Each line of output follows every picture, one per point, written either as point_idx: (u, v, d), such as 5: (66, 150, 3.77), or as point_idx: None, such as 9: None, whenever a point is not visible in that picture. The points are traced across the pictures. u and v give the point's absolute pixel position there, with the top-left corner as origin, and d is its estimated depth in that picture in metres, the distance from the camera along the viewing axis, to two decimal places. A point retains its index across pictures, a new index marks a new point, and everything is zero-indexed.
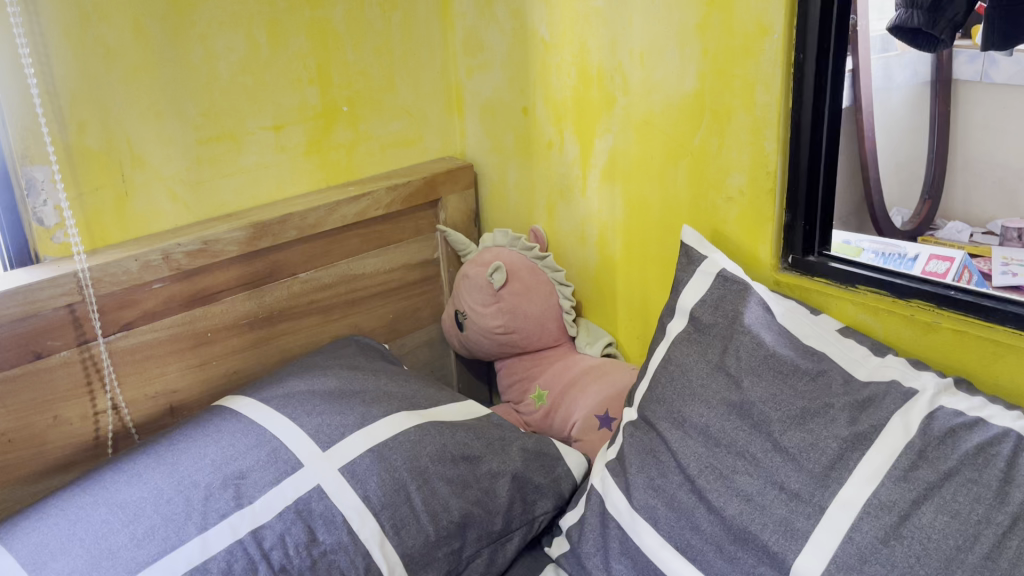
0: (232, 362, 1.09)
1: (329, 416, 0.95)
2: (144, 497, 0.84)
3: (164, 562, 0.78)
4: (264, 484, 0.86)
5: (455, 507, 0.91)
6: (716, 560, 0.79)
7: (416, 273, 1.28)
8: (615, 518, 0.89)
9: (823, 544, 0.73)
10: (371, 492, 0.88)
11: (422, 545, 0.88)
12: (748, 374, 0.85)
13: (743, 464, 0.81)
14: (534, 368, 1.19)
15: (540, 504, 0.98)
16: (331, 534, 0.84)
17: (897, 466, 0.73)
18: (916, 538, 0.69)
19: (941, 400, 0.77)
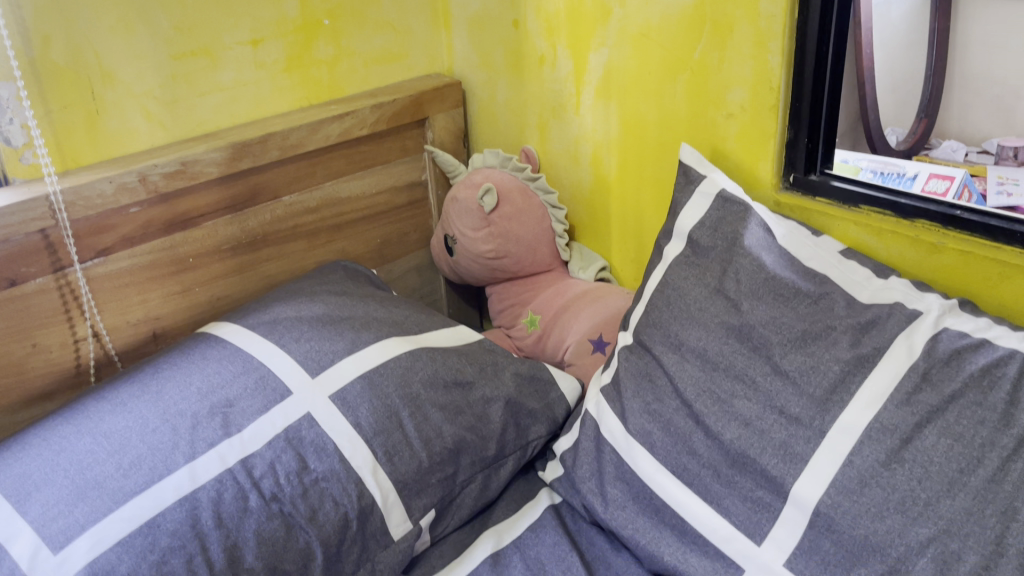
0: (217, 289, 1.06)
1: (318, 342, 0.92)
2: (130, 426, 0.82)
3: (152, 493, 0.76)
4: (252, 412, 0.84)
5: (448, 434, 0.90)
6: (713, 484, 0.79)
7: (403, 195, 1.24)
8: (610, 443, 0.88)
9: (823, 467, 0.72)
10: (362, 418, 0.86)
11: (415, 472, 0.87)
12: (748, 297, 0.83)
13: (742, 388, 0.79)
14: (525, 293, 1.17)
15: (533, 430, 0.97)
16: (323, 462, 0.83)
17: (900, 389, 0.71)
18: (918, 461, 0.68)
19: (946, 321, 0.75)
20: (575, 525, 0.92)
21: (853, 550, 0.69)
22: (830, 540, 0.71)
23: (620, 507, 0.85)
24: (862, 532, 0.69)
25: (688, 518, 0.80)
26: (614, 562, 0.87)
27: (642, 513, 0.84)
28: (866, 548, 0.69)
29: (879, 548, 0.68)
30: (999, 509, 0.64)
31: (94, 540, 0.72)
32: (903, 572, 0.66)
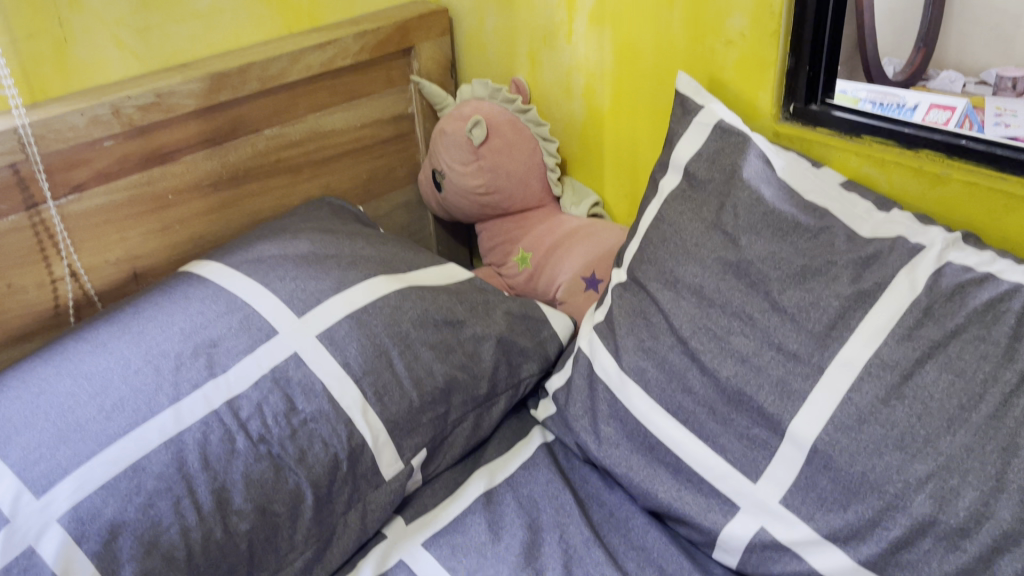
0: (198, 227, 1.02)
1: (303, 281, 0.90)
2: (111, 367, 0.79)
3: (136, 435, 0.74)
4: (237, 352, 0.82)
5: (439, 373, 0.88)
6: (709, 422, 0.78)
7: (390, 129, 1.20)
8: (604, 381, 0.87)
9: (821, 404, 0.71)
10: (351, 358, 0.84)
11: (407, 412, 0.85)
12: (746, 232, 0.81)
13: (739, 324, 0.78)
14: (516, 230, 1.14)
15: (526, 368, 0.96)
16: (311, 403, 0.81)
17: (901, 325, 0.70)
18: (918, 397, 0.67)
19: (950, 255, 0.73)
20: (568, 463, 0.92)
21: (851, 486, 0.69)
22: (827, 476, 0.70)
23: (614, 445, 0.85)
24: (859, 469, 0.68)
25: (683, 456, 0.79)
26: (607, 500, 0.87)
27: (635, 451, 0.83)
28: (864, 484, 0.68)
29: (876, 485, 0.67)
30: (1000, 446, 0.63)
31: (77, 483, 0.71)
32: (901, 508, 0.66)
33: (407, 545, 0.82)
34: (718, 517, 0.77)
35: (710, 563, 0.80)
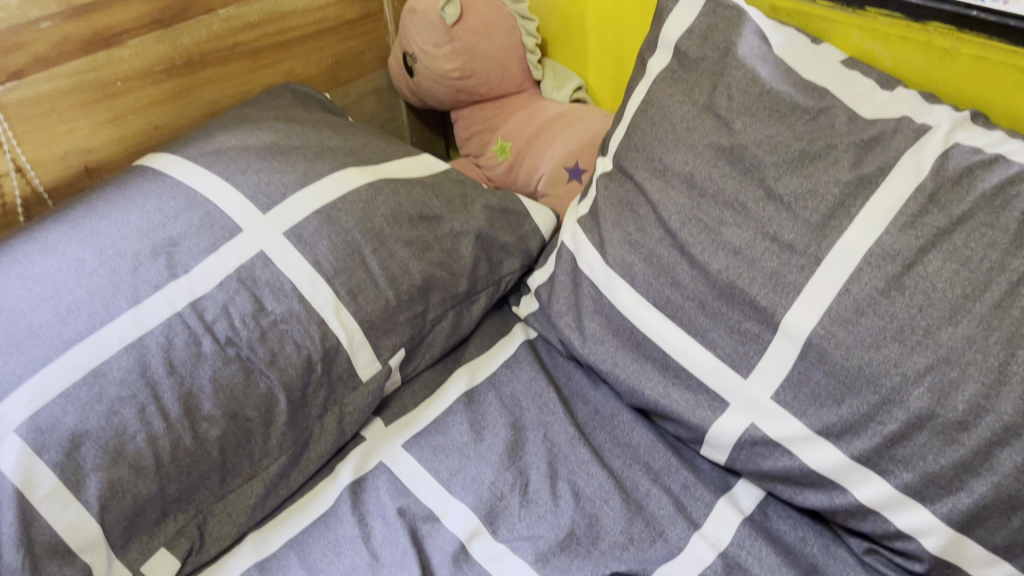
0: (152, 116, 0.96)
1: (268, 175, 0.84)
2: (64, 269, 0.74)
3: (94, 340, 0.70)
4: (199, 251, 0.77)
5: (415, 271, 0.84)
6: (698, 317, 0.75)
7: (356, 10, 1.12)
8: (588, 276, 0.83)
9: (816, 296, 0.68)
10: (322, 256, 0.80)
11: (382, 311, 0.81)
12: (740, 115, 0.75)
13: (731, 215, 0.74)
14: (494, 118, 1.08)
15: (506, 265, 0.92)
16: (281, 304, 0.77)
17: (905, 212, 0.66)
18: (919, 288, 0.64)
19: (957, 137, 0.68)
20: (552, 360, 0.89)
21: (845, 381, 0.66)
22: (822, 371, 0.67)
23: (599, 342, 0.82)
24: (855, 363, 0.66)
25: (670, 353, 0.76)
26: (592, 398, 0.84)
27: (621, 348, 0.80)
28: (859, 378, 0.65)
29: (872, 379, 0.65)
30: (1003, 337, 0.60)
31: (33, 392, 0.66)
32: (897, 402, 0.64)
33: (387, 448, 0.80)
34: (706, 413, 0.74)
35: (696, 459, 0.78)
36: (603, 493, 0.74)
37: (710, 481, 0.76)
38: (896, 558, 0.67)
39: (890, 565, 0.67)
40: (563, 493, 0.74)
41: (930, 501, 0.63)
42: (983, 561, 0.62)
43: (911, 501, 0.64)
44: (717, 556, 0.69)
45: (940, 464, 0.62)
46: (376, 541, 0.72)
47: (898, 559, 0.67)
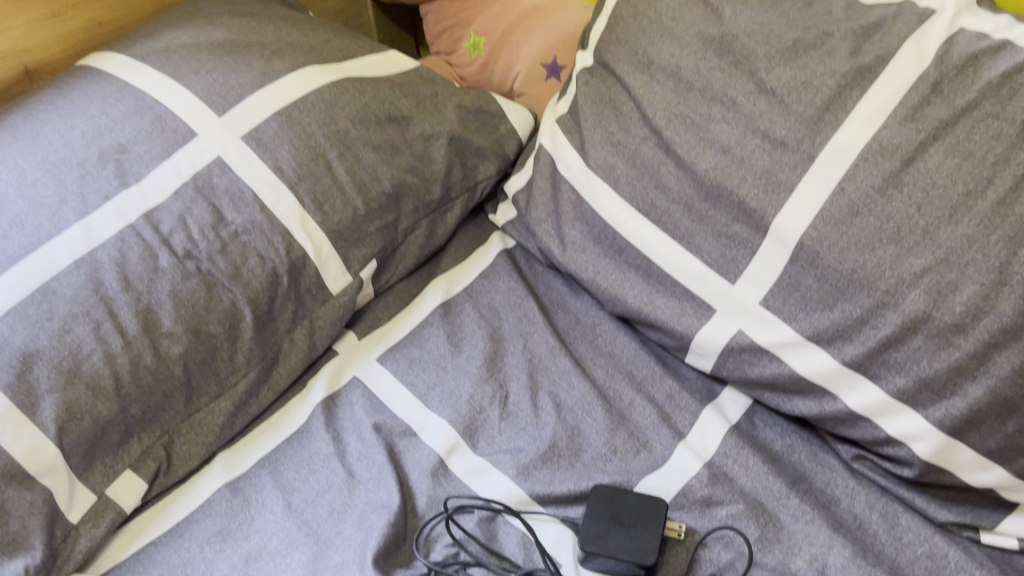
0: (95, 13, 0.89)
1: (222, 75, 0.78)
2: (3, 178, 0.69)
3: (41, 255, 0.65)
4: (151, 158, 0.72)
5: (385, 178, 0.79)
6: (684, 221, 0.71)
7: None
8: (568, 180, 0.79)
9: (809, 196, 0.64)
10: (284, 162, 0.75)
11: (351, 220, 0.76)
12: (730, 3, 0.71)
13: (720, 111, 0.69)
14: (466, 12, 1.01)
15: (482, 170, 0.87)
16: (242, 214, 0.72)
17: (906, 104, 0.62)
18: (919, 185, 0.60)
19: (963, 22, 0.64)
20: (531, 270, 0.85)
21: (838, 284, 0.63)
22: (813, 275, 0.64)
23: (580, 250, 0.78)
24: (848, 266, 0.62)
25: (655, 259, 0.73)
26: (573, 307, 0.81)
27: (603, 255, 0.77)
28: (853, 282, 0.62)
29: (867, 283, 0.62)
30: (1006, 235, 0.57)
31: None
32: (892, 305, 0.61)
33: (361, 362, 0.77)
34: (692, 321, 0.71)
35: (681, 368, 0.76)
36: (585, 404, 0.72)
37: (696, 390, 0.73)
38: (885, 464, 0.65)
39: (878, 472, 0.66)
40: (545, 405, 0.72)
41: (923, 406, 0.61)
42: (975, 466, 0.60)
43: (904, 407, 0.62)
44: (702, 466, 0.67)
45: (935, 368, 0.60)
46: (351, 459, 0.69)
47: (888, 465, 0.65)
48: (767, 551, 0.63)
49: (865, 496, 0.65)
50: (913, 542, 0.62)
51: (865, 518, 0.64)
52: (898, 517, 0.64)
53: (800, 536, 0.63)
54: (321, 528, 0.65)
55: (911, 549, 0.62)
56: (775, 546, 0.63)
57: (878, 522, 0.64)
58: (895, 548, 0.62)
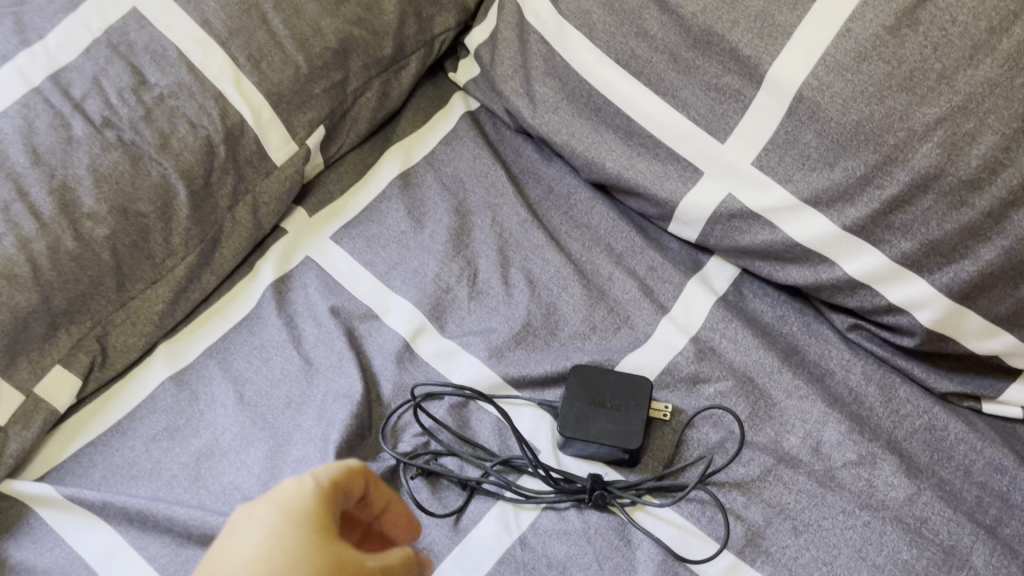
0: None
1: None
2: None
3: None
4: (53, 12, 0.63)
5: (329, 31, 0.68)
6: (669, 73, 0.63)
7: None
8: (537, 30, 0.70)
9: (810, 39, 0.57)
10: (212, 14, 0.64)
11: (293, 81, 0.67)
12: None
13: None
14: None
15: (440, 21, 0.76)
16: (166, 75, 0.63)
17: None
18: (936, 24, 0.53)
19: None
20: (498, 136, 0.77)
21: (840, 139, 0.57)
22: (813, 130, 0.58)
23: (552, 109, 0.70)
24: (852, 118, 0.56)
25: (636, 118, 0.66)
26: (544, 174, 0.74)
27: (578, 115, 0.69)
28: (856, 136, 0.56)
29: (872, 137, 0.55)
30: None
31: None
32: (900, 162, 0.55)
33: (313, 240, 0.69)
34: (676, 185, 0.65)
35: (664, 237, 0.70)
36: (561, 280, 0.66)
37: (679, 261, 0.68)
38: (883, 334, 0.60)
39: (875, 342, 0.61)
40: (517, 282, 0.66)
41: (929, 272, 0.56)
42: (982, 333, 0.56)
43: (910, 273, 0.57)
44: (689, 341, 0.62)
45: (944, 230, 0.54)
46: (308, 345, 0.63)
47: (886, 335, 0.60)
48: (759, 430, 0.59)
49: (861, 368, 0.61)
50: (911, 414, 0.59)
51: (861, 391, 0.60)
52: (895, 389, 0.60)
53: (793, 411, 0.59)
54: (277, 421, 0.60)
55: (908, 422, 0.59)
56: (767, 424, 0.59)
57: (875, 395, 0.60)
58: (893, 421, 0.59)
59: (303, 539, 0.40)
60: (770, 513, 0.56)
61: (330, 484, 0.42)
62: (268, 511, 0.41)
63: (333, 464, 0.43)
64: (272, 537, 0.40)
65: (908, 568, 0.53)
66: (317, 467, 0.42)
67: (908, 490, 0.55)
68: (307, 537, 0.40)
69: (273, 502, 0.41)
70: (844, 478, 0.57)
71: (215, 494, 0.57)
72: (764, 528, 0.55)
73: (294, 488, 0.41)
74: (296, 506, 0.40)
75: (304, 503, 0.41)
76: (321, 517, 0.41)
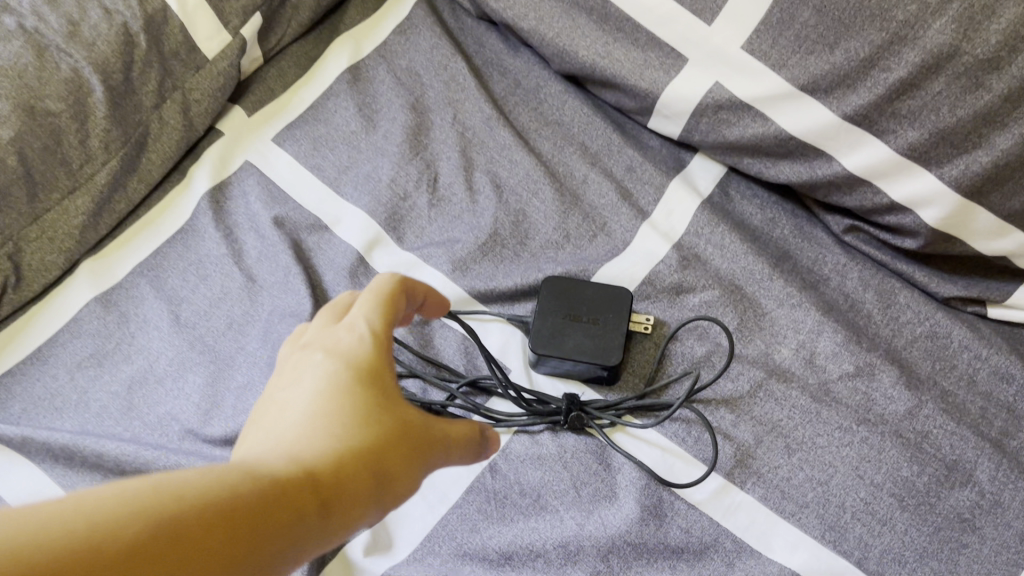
0: None
1: None
2: None
3: None
4: None
5: None
6: None
7: None
8: None
9: None
10: None
11: None
12: None
13: None
14: None
15: None
16: None
17: None
18: None
19: None
20: (459, 24, 0.69)
21: (842, 17, 0.50)
22: (811, 7, 0.51)
23: None
24: None
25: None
26: (510, 67, 0.67)
27: None
28: (861, 13, 0.49)
29: (879, 12, 0.49)
30: None
31: None
32: (909, 40, 0.48)
33: (254, 143, 0.62)
34: (658, 75, 0.58)
35: (643, 135, 0.63)
36: (531, 183, 0.59)
37: (660, 160, 0.62)
38: (882, 236, 0.56)
39: (873, 245, 0.57)
40: (482, 187, 0.60)
41: (938, 165, 0.50)
42: (992, 232, 0.51)
43: (916, 166, 0.51)
44: (672, 249, 0.57)
45: (957, 117, 0.49)
46: (250, 260, 0.57)
47: (885, 236, 0.55)
48: (748, 341, 0.54)
49: (857, 273, 0.56)
50: (911, 321, 0.54)
51: (858, 298, 0.56)
52: (895, 296, 0.55)
53: (784, 322, 0.54)
54: (218, 344, 0.54)
55: (908, 330, 0.54)
56: (757, 335, 0.54)
57: (873, 301, 0.55)
58: (892, 329, 0.54)
59: (366, 390, 0.35)
60: (761, 431, 0.51)
61: (384, 333, 0.37)
62: (325, 362, 0.36)
63: (376, 297, 0.37)
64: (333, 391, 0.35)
65: (909, 486, 0.49)
66: (366, 308, 0.37)
67: (908, 403, 0.51)
68: (370, 390, 0.35)
69: (329, 354, 0.36)
70: (840, 391, 0.52)
71: (151, 426, 0.51)
72: (754, 448, 0.51)
73: (351, 339, 0.36)
74: (355, 358, 0.36)
75: (364, 355, 0.36)
76: (384, 370, 0.36)
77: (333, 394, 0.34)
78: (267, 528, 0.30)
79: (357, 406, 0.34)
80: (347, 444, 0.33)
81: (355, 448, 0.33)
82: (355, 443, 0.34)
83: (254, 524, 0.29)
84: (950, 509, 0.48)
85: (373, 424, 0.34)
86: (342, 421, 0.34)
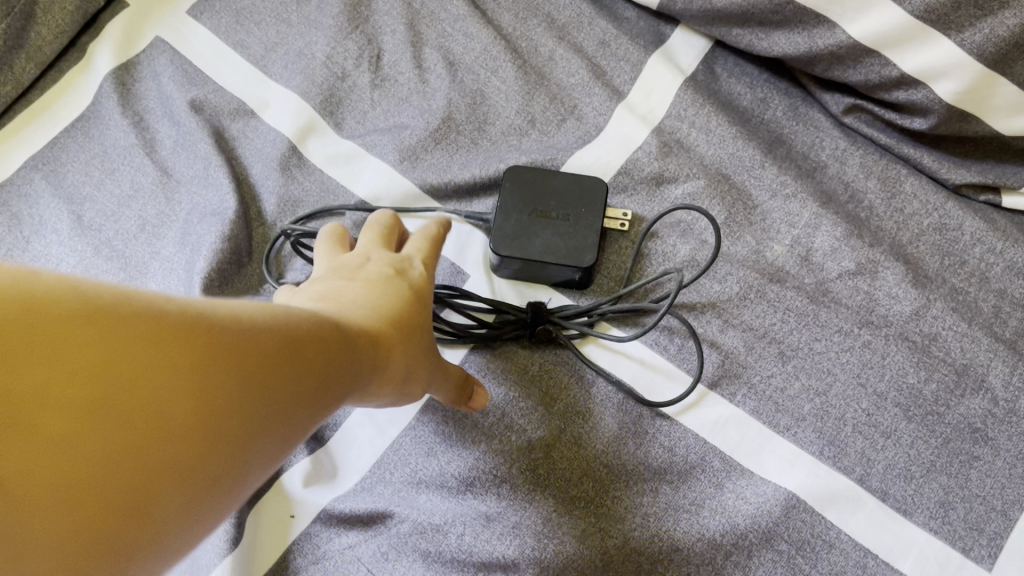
0: None
1: None
2: None
3: None
4: None
5: None
6: None
7: None
8: None
9: None
10: None
11: None
12: None
13: None
14: None
15: None
16: None
17: None
18: None
19: None
20: None
21: None
22: None
23: None
24: None
25: None
26: None
27: None
28: None
29: None
30: None
31: None
32: None
33: (166, 16, 0.53)
34: None
35: (618, 5, 0.56)
36: (489, 60, 0.52)
37: (637, 33, 0.54)
38: (888, 116, 0.49)
39: (876, 128, 0.50)
40: (434, 65, 0.52)
41: (958, 30, 0.43)
42: (1012, 108, 0.45)
43: (933, 32, 0.44)
44: (651, 134, 0.50)
45: None
46: (164, 152, 0.49)
47: (891, 117, 0.49)
48: (737, 238, 0.48)
49: (859, 159, 0.50)
50: (918, 213, 0.48)
51: (859, 187, 0.49)
52: (901, 184, 0.49)
53: (777, 215, 0.48)
54: (128, 249, 0.46)
55: (914, 223, 0.48)
56: (747, 231, 0.48)
57: (876, 190, 0.49)
58: (896, 222, 0.48)
59: (418, 300, 0.37)
60: (752, 337, 0.46)
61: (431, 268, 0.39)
62: (391, 264, 0.37)
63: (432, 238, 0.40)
64: (390, 285, 0.36)
65: (915, 395, 0.43)
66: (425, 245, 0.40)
67: (914, 303, 0.45)
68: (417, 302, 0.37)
69: (388, 260, 0.38)
70: (839, 292, 0.46)
71: None
72: (744, 355, 0.45)
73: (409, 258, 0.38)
74: (409, 272, 0.38)
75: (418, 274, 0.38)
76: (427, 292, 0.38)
77: (391, 290, 0.36)
78: (331, 374, 0.30)
79: (411, 305, 0.36)
80: (397, 332, 0.35)
81: (400, 339, 0.35)
82: (404, 333, 0.35)
83: (325, 363, 0.30)
84: (960, 419, 0.43)
85: (417, 327, 0.36)
86: (398, 309, 0.35)
